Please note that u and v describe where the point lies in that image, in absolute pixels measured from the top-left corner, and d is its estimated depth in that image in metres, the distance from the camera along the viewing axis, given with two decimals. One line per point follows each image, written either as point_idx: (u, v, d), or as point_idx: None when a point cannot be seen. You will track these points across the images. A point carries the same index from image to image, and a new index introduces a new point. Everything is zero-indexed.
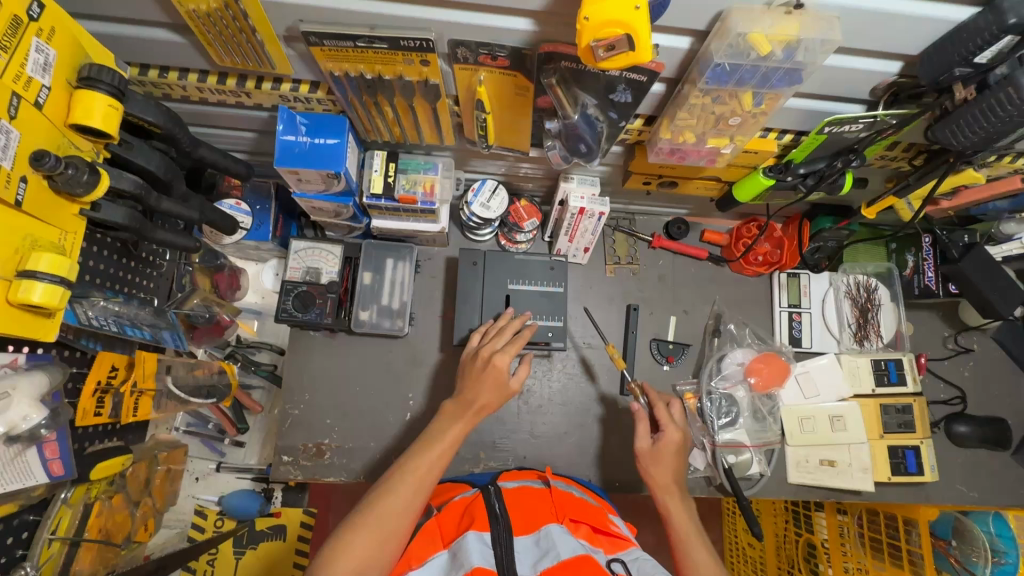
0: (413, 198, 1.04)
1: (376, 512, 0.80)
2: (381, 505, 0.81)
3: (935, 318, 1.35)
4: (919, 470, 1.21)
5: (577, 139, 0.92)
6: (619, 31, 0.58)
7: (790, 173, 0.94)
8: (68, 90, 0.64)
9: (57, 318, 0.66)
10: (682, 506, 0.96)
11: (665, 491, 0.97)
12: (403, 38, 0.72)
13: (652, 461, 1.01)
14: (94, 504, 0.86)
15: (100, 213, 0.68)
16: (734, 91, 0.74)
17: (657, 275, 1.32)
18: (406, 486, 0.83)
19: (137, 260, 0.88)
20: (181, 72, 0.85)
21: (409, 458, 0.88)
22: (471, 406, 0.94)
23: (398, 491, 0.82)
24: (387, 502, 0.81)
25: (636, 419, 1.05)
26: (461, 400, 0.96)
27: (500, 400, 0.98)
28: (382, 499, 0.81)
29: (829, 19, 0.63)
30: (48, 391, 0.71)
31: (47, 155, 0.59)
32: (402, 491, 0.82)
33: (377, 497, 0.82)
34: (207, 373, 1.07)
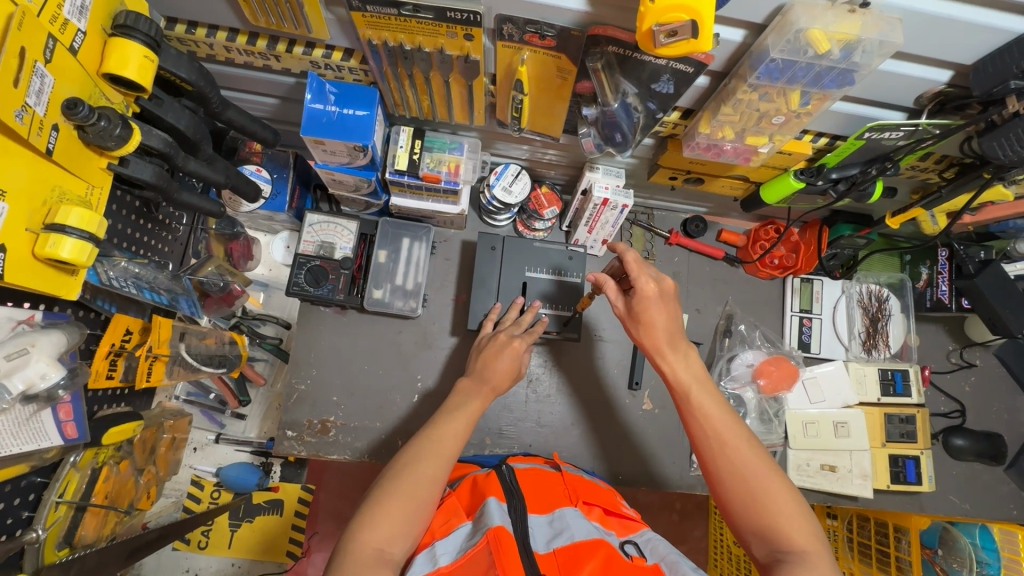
0: (438, 177, 1.01)
1: (392, 491, 0.78)
2: (398, 484, 0.78)
3: (942, 332, 1.36)
4: (918, 480, 1.23)
5: (613, 127, 0.89)
6: (684, 17, 0.56)
7: (822, 177, 0.93)
8: (103, 38, 0.61)
9: (81, 276, 0.64)
10: (678, 359, 0.86)
11: (656, 351, 0.87)
12: (451, 9, 0.69)
13: (636, 324, 0.88)
14: (101, 470, 0.84)
15: (128, 169, 0.65)
16: (783, 89, 0.73)
17: (671, 272, 1.32)
18: (423, 466, 0.82)
19: (155, 223, 0.86)
20: (210, 29, 0.82)
21: (425, 439, 0.86)
22: (485, 383, 0.97)
23: (416, 471, 0.81)
24: (405, 480, 0.79)
25: (602, 285, 0.91)
26: (478, 377, 0.98)
27: (511, 382, 1.00)
28: (398, 478, 0.80)
29: (892, 20, 0.62)
30: (65, 350, 0.68)
31: (81, 104, 0.56)
32: (419, 471, 0.81)
33: (391, 475, 0.80)
34: (218, 343, 1.04)
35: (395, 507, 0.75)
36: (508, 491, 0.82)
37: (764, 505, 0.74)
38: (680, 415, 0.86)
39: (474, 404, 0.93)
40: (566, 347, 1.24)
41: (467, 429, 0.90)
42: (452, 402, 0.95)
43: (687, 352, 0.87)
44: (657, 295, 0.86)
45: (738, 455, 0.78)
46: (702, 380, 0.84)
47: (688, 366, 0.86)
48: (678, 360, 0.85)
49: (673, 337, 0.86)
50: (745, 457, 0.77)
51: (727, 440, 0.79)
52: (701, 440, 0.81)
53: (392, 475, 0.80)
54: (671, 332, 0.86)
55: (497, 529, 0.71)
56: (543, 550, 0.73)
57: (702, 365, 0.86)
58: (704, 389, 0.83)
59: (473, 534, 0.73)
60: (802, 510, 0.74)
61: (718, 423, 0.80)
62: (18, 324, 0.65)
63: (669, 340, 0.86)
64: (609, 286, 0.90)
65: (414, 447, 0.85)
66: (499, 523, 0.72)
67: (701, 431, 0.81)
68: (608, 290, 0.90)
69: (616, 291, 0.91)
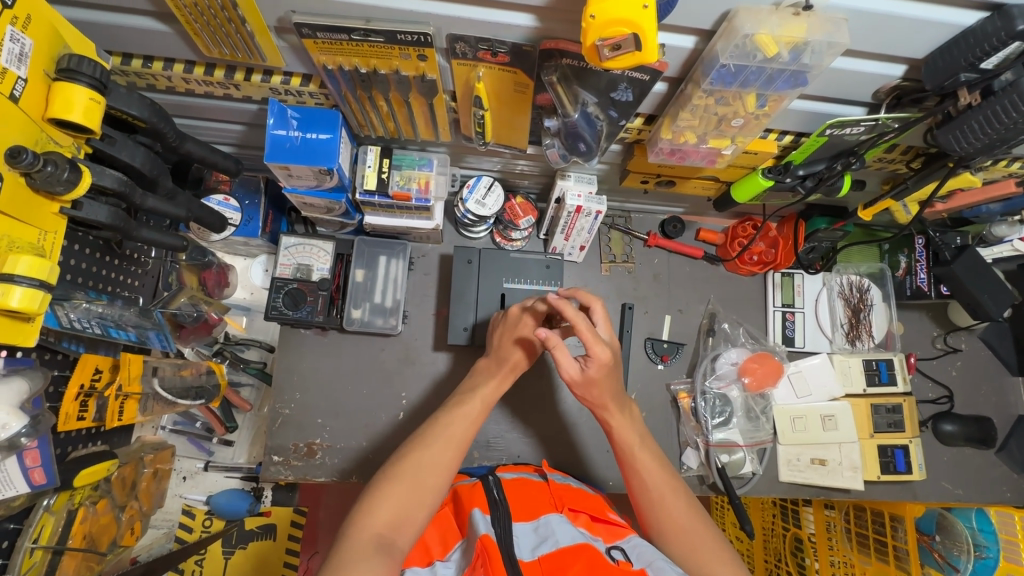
0: (408, 195, 1.01)
1: (399, 478, 0.78)
2: (404, 468, 0.79)
3: (925, 319, 1.36)
4: (908, 469, 1.22)
5: (576, 137, 0.89)
6: (625, 31, 0.56)
7: (790, 174, 0.93)
8: (46, 83, 0.61)
9: (38, 322, 0.64)
10: (623, 420, 0.91)
11: (603, 410, 0.91)
12: (401, 32, 0.69)
13: (584, 385, 0.88)
14: (78, 510, 0.84)
15: (82, 212, 0.65)
16: (738, 92, 0.73)
17: (651, 274, 1.32)
18: (433, 451, 0.82)
19: (121, 258, 0.86)
20: (166, 62, 0.81)
21: (436, 424, 0.86)
22: (504, 362, 0.95)
23: (424, 458, 0.81)
24: (412, 467, 0.80)
25: (551, 349, 0.85)
26: (496, 355, 0.97)
27: (528, 359, 0.97)
28: (407, 464, 0.80)
29: (837, 21, 0.62)
30: (28, 397, 0.69)
31: (25, 152, 0.56)
32: (428, 458, 0.81)
33: (399, 462, 0.80)
34: (195, 373, 1.06)
35: (400, 490, 0.77)
36: (492, 502, 0.82)
37: (700, 555, 0.80)
38: (622, 470, 0.92)
39: (489, 387, 0.92)
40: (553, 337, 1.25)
41: (479, 414, 0.89)
42: (469, 384, 0.95)
43: (630, 411, 0.94)
44: (607, 362, 0.84)
45: (675, 505, 0.85)
46: (642, 438, 0.92)
47: (631, 425, 0.92)
48: (624, 420, 0.91)
49: (616, 394, 0.90)
50: (681, 508, 0.85)
51: (666, 493, 0.86)
52: (642, 494, 0.87)
53: (402, 459, 0.81)
54: (615, 386, 0.89)
55: (484, 538, 0.72)
56: (529, 557, 0.73)
57: (642, 426, 0.94)
58: (645, 447, 0.91)
59: (466, 554, 0.75)
60: (732, 557, 0.81)
61: (658, 478, 0.88)
62: None
63: (611, 396, 0.90)
64: (557, 349, 0.85)
65: (426, 433, 0.85)
66: (484, 533, 0.74)
67: (643, 487, 0.88)
68: (556, 353, 0.85)
69: (566, 356, 0.86)
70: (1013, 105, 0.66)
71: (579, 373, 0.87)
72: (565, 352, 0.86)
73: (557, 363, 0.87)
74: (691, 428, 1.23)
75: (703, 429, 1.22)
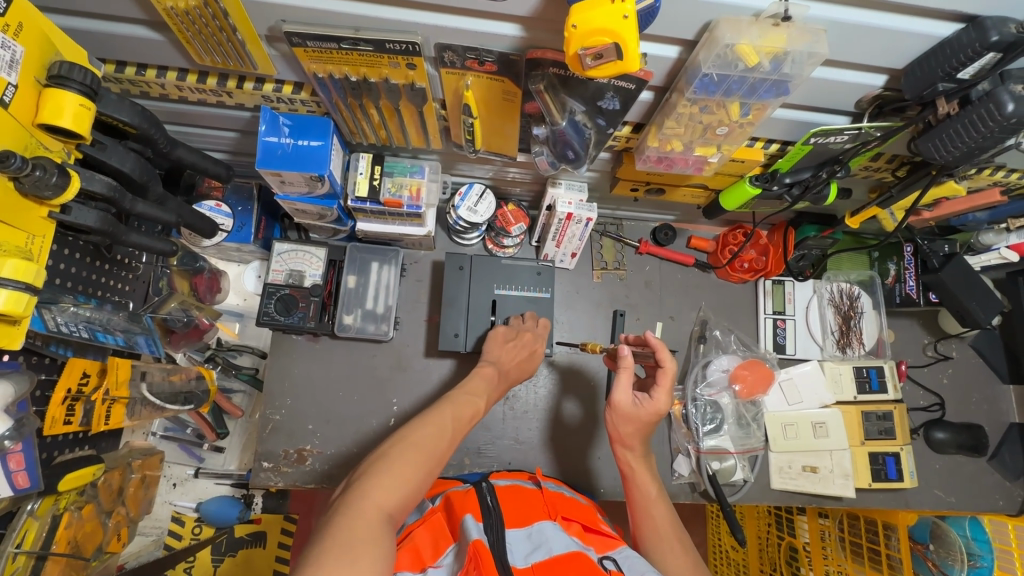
0: (399, 202, 1.02)
1: (412, 461, 0.75)
2: (412, 452, 0.77)
3: (916, 326, 1.37)
4: (899, 477, 1.22)
5: (565, 145, 0.90)
6: (607, 40, 0.57)
7: (776, 182, 0.95)
8: (37, 89, 0.62)
9: (24, 325, 0.64)
10: (645, 467, 1.00)
11: (627, 451, 1.00)
12: (389, 41, 0.70)
13: (624, 419, 0.98)
14: (62, 516, 0.83)
15: (70, 216, 0.66)
16: (721, 101, 0.74)
17: (643, 281, 1.32)
18: (439, 442, 0.81)
19: (110, 263, 0.86)
20: (160, 69, 0.82)
21: (437, 417, 0.86)
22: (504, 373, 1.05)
23: (434, 448, 0.79)
24: (421, 453, 0.77)
25: (621, 369, 0.97)
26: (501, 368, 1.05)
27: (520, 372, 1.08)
28: (416, 450, 0.77)
29: (816, 32, 0.63)
30: (12, 401, 0.68)
31: (14, 156, 0.57)
32: (433, 446, 0.80)
33: (408, 444, 0.78)
34: (184, 379, 1.06)
35: (408, 472, 0.74)
36: (484, 509, 0.82)
37: None
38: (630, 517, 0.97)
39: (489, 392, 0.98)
40: (568, 383, 1.25)
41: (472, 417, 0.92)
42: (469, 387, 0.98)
43: (649, 459, 1.02)
44: (657, 407, 0.97)
45: (681, 555, 0.88)
46: (658, 489, 0.98)
47: (649, 473, 0.99)
48: (642, 466, 1.00)
49: (645, 438, 1.00)
50: (681, 562, 0.87)
51: (671, 542, 0.90)
52: (651, 541, 0.91)
53: (410, 445, 0.77)
54: (648, 433, 0.99)
55: (476, 542, 0.72)
56: (522, 565, 0.74)
57: (659, 477, 1.01)
58: (660, 497, 0.96)
59: (459, 558, 0.75)
60: None
61: (667, 529, 0.92)
62: None
63: (640, 439, 0.99)
64: (627, 370, 0.97)
65: (427, 422, 0.84)
66: (476, 537, 0.73)
67: (653, 534, 0.92)
68: (625, 370, 0.97)
69: (629, 383, 0.97)
70: (989, 115, 0.67)
71: (630, 405, 0.97)
72: (630, 381, 0.98)
73: (617, 385, 0.97)
74: (683, 435, 1.23)
75: (694, 436, 1.22)
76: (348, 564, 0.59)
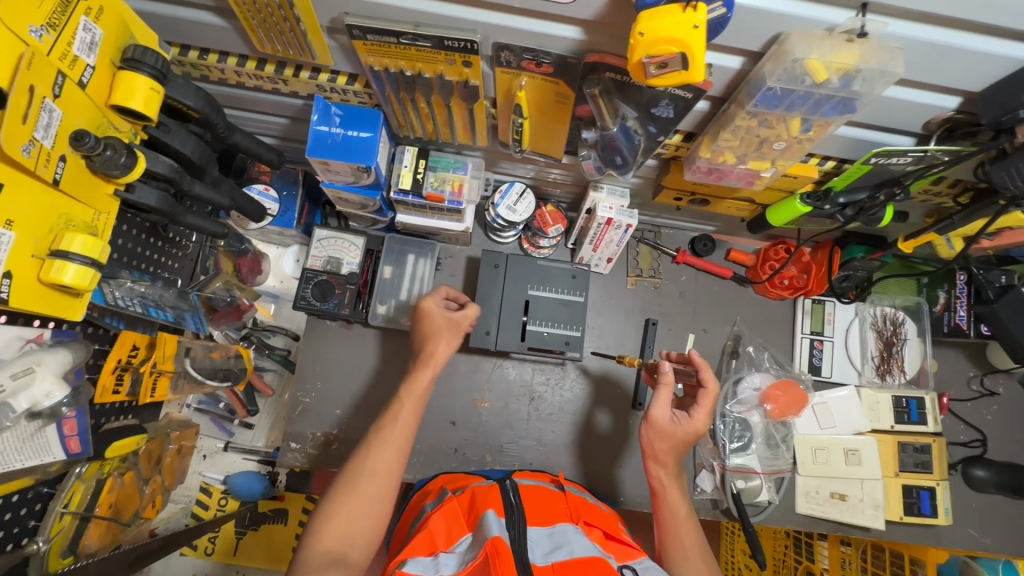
0: (441, 197, 1.03)
1: (356, 490, 0.82)
2: (355, 480, 0.83)
3: (962, 357, 1.31)
4: (933, 513, 1.18)
5: (613, 151, 0.89)
6: (674, 49, 0.55)
7: (829, 202, 0.91)
8: (112, 71, 0.64)
9: (86, 298, 0.67)
10: (677, 485, 0.97)
11: (659, 467, 0.98)
12: (448, 38, 0.70)
13: (660, 436, 0.96)
14: (106, 480, 0.88)
15: (134, 195, 0.69)
16: (782, 116, 0.72)
17: (678, 291, 1.30)
18: (381, 458, 0.86)
19: (165, 240, 0.89)
20: (221, 55, 0.85)
21: (374, 431, 0.89)
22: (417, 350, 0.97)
23: (379, 466, 0.85)
24: (362, 477, 0.83)
25: (662, 385, 0.96)
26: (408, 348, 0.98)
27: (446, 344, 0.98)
28: (353, 474, 0.84)
29: (891, 50, 0.60)
30: (71, 368, 0.71)
31: (87, 136, 0.59)
32: (376, 467, 0.85)
33: (348, 471, 0.85)
34: (224, 356, 1.08)
35: (352, 501, 0.81)
36: (506, 505, 0.83)
37: None
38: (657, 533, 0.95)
39: (422, 377, 0.94)
40: (599, 394, 1.24)
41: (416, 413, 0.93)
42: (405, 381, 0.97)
43: (680, 477, 0.99)
44: (695, 429, 0.96)
45: None
46: (687, 507, 0.96)
47: (680, 491, 0.97)
48: (675, 484, 0.97)
49: (679, 456, 0.97)
50: None
51: (698, 563, 0.89)
52: (676, 560, 0.90)
53: (354, 472, 0.84)
54: (683, 452, 0.97)
55: (495, 539, 0.72)
56: (541, 562, 0.74)
57: (688, 495, 0.99)
58: (689, 515, 0.95)
59: (472, 550, 0.75)
60: None
61: (698, 552, 0.90)
62: (27, 342, 0.68)
63: (674, 457, 0.97)
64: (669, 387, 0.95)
65: (369, 440, 0.88)
66: (495, 534, 0.73)
67: (679, 553, 0.91)
68: (666, 387, 0.95)
69: (669, 400, 0.95)
70: None
71: (667, 422, 0.95)
72: (669, 397, 0.96)
73: (655, 401, 0.95)
74: (708, 451, 1.21)
75: (721, 453, 1.20)
76: None
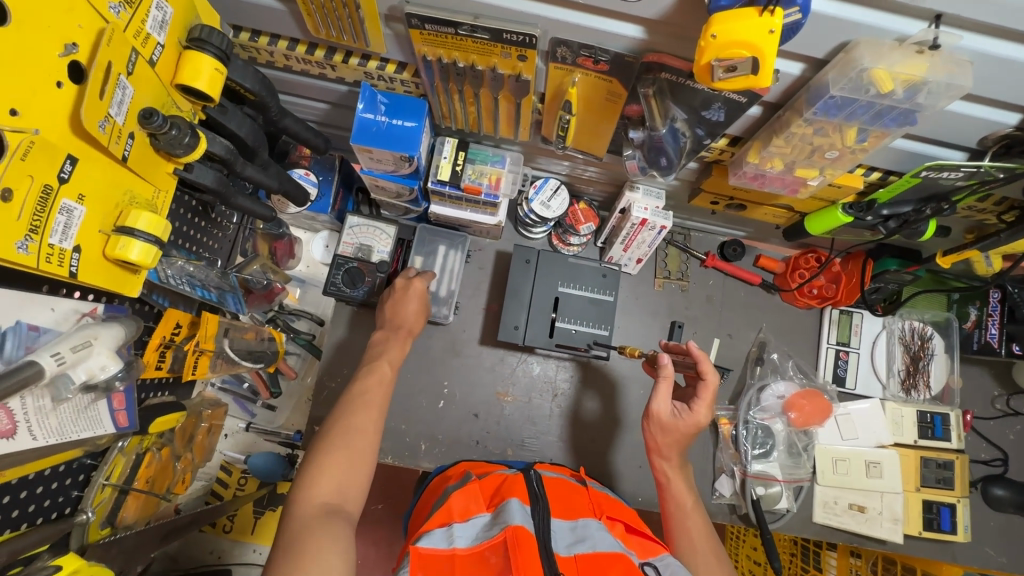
0: (478, 189, 1.02)
1: (343, 446, 0.80)
2: (341, 439, 0.81)
3: (987, 376, 1.31)
4: (952, 529, 1.18)
5: (658, 152, 0.89)
6: (745, 53, 0.55)
7: (872, 213, 0.91)
8: (178, 51, 0.65)
9: (143, 275, 0.69)
10: (682, 476, 0.99)
11: (662, 460, 1.00)
12: (507, 31, 0.70)
13: (661, 429, 0.98)
14: (144, 455, 0.90)
15: (192, 174, 0.70)
16: (840, 125, 0.72)
17: (705, 295, 1.30)
18: (364, 417, 0.85)
19: (208, 221, 0.90)
20: (272, 37, 0.84)
21: (350, 396, 0.89)
22: (401, 327, 1.03)
23: (362, 424, 0.84)
24: (346, 433, 0.82)
25: (660, 379, 0.96)
26: (393, 324, 1.04)
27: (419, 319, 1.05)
28: (338, 432, 0.82)
29: (961, 63, 0.60)
30: (122, 343, 0.73)
31: (156, 114, 0.60)
32: (360, 426, 0.84)
33: (332, 430, 0.82)
34: (258, 338, 1.10)
35: (338, 458, 0.78)
36: (532, 495, 0.82)
37: None
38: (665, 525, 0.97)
39: (394, 352, 0.99)
40: (623, 394, 1.23)
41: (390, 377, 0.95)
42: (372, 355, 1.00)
43: (685, 469, 1.01)
44: (692, 420, 0.97)
45: (717, 564, 0.87)
46: (694, 498, 0.97)
47: (684, 481, 0.99)
48: (679, 475, 0.99)
49: (682, 448, 1.00)
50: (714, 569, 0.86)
51: (707, 551, 0.89)
52: (684, 549, 0.91)
53: (339, 428, 0.82)
54: (685, 444, 0.99)
55: (517, 526, 0.71)
56: (564, 553, 0.74)
57: (694, 486, 1.00)
58: (696, 506, 0.96)
59: (489, 530, 0.74)
60: None
61: (707, 542, 0.91)
62: (83, 315, 0.70)
63: (677, 450, 0.99)
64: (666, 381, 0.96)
65: (347, 403, 0.88)
66: (519, 522, 0.72)
67: (686, 541, 0.91)
68: (663, 381, 0.96)
69: (667, 394, 0.97)
70: None
71: (669, 416, 0.97)
72: (669, 390, 0.97)
73: (654, 395, 0.96)
74: (729, 456, 1.21)
75: (742, 458, 1.20)
76: (301, 557, 0.64)
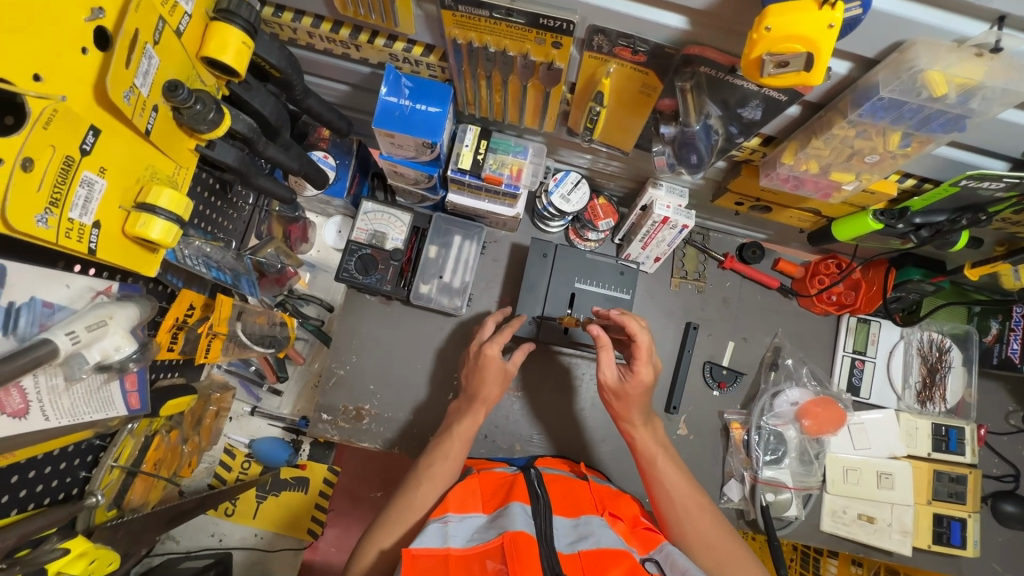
0: (499, 179, 1.00)
1: (395, 522, 0.85)
2: (396, 512, 0.86)
3: (1002, 391, 1.29)
4: (962, 544, 1.17)
5: (689, 148, 0.86)
6: (799, 48, 0.53)
7: (905, 220, 0.89)
8: (205, 22, 0.63)
9: (161, 253, 0.67)
10: (647, 428, 0.97)
11: (627, 420, 0.97)
12: (545, 16, 0.67)
13: (617, 394, 0.95)
14: (153, 438, 0.89)
15: (214, 151, 0.68)
16: (884, 128, 0.69)
17: (722, 297, 1.28)
18: (419, 493, 0.87)
19: (224, 201, 0.88)
20: (296, 13, 0.82)
21: (420, 467, 0.91)
22: (474, 399, 0.96)
23: (418, 501, 0.86)
24: (400, 510, 0.86)
25: (600, 350, 0.94)
26: (468, 395, 0.98)
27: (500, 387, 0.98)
28: (396, 508, 0.86)
29: (1021, 69, 0.57)
30: (137, 324, 0.71)
31: (182, 87, 0.58)
32: (414, 500, 0.86)
33: (393, 505, 0.87)
34: (269, 322, 1.07)
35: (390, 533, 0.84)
36: (533, 494, 0.80)
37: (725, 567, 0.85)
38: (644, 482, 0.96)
39: (466, 426, 0.94)
40: None
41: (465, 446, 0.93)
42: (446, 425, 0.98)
43: (653, 423, 0.99)
44: (643, 382, 0.93)
45: (704, 519, 0.89)
46: (665, 450, 0.96)
47: (653, 435, 0.97)
48: (647, 431, 0.96)
49: (643, 406, 0.96)
50: (700, 525, 0.88)
51: (689, 506, 0.90)
52: (667, 507, 0.91)
53: (398, 503, 0.87)
54: (645, 403, 0.96)
55: (516, 532, 0.68)
56: (565, 552, 0.72)
57: (664, 437, 0.99)
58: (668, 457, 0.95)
59: (486, 531, 0.73)
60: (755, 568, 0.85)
61: (686, 494, 0.91)
62: (98, 293, 0.68)
63: (637, 411, 0.96)
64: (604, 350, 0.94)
65: (415, 475, 0.90)
66: (519, 527, 0.69)
67: (667, 501, 0.91)
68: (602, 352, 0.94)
69: (608, 359, 0.94)
70: None
71: (616, 380, 0.94)
72: (611, 356, 0.94)
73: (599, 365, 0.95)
74: (739, 461, 1.20)
75: (753, 464, 1.19)
76: None
